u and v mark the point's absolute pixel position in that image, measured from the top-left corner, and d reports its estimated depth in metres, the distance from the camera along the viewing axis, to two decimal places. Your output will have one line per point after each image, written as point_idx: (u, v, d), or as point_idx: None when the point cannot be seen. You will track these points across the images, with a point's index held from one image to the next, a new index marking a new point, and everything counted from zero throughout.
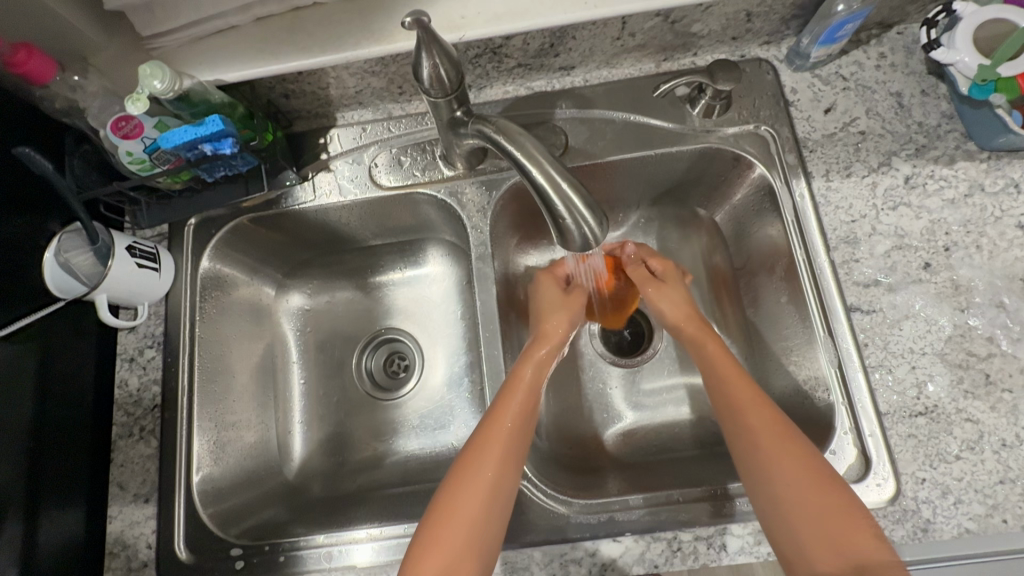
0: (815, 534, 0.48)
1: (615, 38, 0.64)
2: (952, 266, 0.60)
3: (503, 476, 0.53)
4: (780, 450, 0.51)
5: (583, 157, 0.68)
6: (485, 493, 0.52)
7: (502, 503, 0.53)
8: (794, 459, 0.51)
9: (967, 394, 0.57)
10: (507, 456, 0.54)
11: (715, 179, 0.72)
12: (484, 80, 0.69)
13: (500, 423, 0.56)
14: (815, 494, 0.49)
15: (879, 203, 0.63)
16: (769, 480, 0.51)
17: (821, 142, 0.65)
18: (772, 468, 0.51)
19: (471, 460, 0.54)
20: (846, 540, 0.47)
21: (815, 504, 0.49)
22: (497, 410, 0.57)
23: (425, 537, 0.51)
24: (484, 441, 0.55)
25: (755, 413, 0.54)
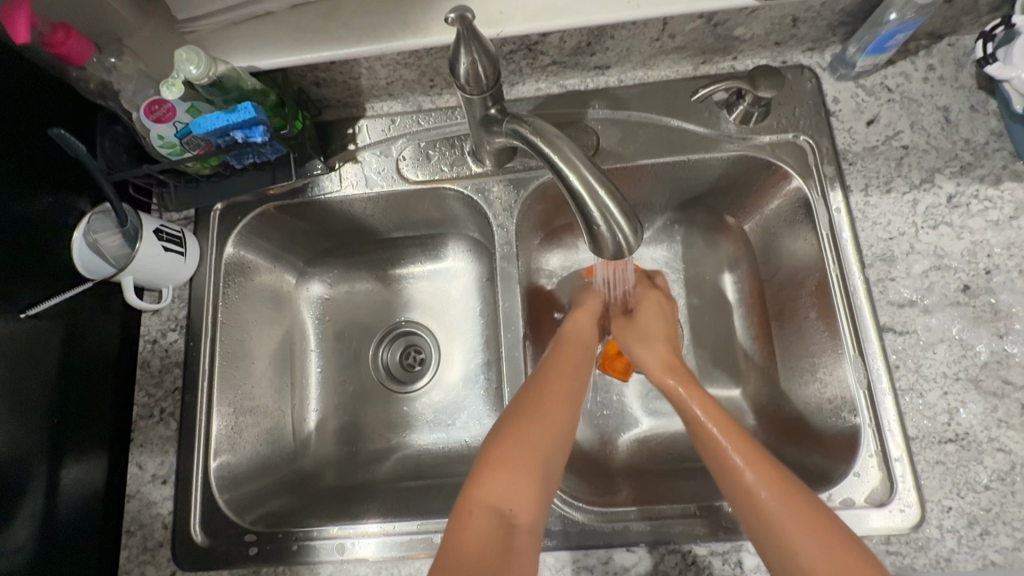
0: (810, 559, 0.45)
1: (654, 39, 0.63)
2: (993, 290, 0.58)
3: (562, 418, 0.55)
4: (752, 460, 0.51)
5: (614, 159, 0.67)
6: (550, 427, 0.53)
7: (561, 444, 0.54)
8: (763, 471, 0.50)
9: (1000, 423, 0.55)
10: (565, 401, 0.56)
11: (747, 187, 0.70)
12: (516, 76, 0.68)
13: (559, 372, 0.59)
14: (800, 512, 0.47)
15: (919, 221, 0.61)
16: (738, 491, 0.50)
17: (861, 155, 0.63)
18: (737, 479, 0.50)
19: (540, 394, 0.56)
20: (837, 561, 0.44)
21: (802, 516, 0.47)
22: (560, 360, 0.61)
23: (489, 464, 0.50)
24: (548, 386, 0.57)
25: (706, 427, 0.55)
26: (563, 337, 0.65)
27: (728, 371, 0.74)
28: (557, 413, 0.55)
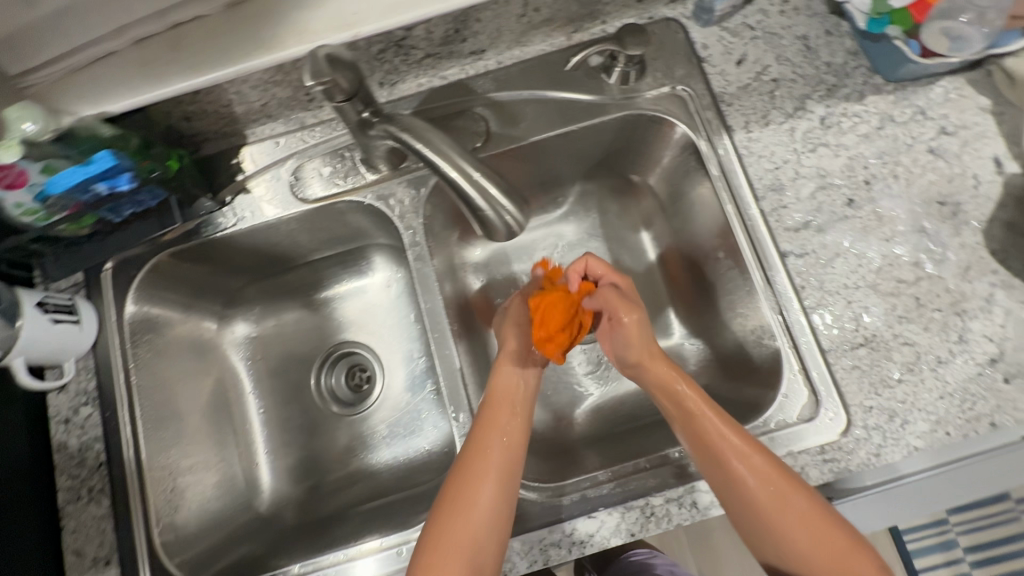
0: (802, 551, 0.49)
1: (519, 15, 0.63)
2: (874, 198, 0.62)
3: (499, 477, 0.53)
4: (788, 512, 0.50)
5: (508, 141, 0.67)
6: (472, 540, 0.50)
7: (499, 521, 0.51)
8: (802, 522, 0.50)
9: (901, 319, 0.59)
10: (501, 473, 0.53)
11: (643, 144, 0.72)
12: (394, 75, 0.67)
13: (488, 431, 0.57)
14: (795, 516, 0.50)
15: (799, 147, 0.64)
16: (767, 540, 0.51)
17: (737, 94, 0.66)
18: (775, 536, 0.50)
19: (450, 505, 0.52)
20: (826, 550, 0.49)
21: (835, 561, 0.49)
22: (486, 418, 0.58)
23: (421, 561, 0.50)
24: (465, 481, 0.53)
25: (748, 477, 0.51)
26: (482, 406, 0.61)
27: (659, 324, 0.77)
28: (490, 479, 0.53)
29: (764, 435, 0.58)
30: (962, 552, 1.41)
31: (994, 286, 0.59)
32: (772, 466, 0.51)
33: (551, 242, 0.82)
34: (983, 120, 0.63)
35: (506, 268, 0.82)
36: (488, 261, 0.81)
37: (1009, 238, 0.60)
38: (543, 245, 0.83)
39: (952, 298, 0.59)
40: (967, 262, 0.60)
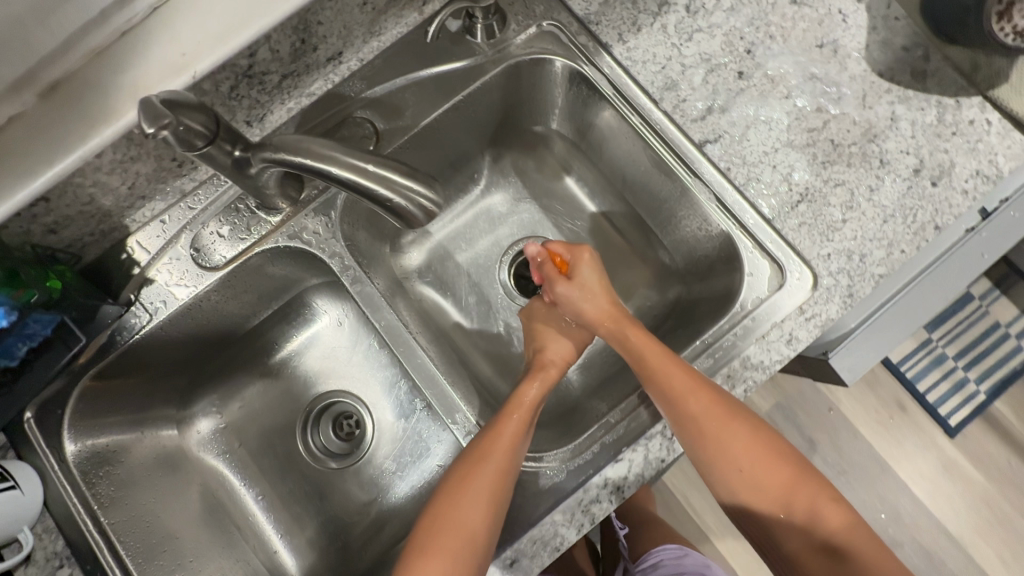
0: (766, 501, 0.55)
1: (361, 4, 0.59)
2: (760, 64, 0.63)
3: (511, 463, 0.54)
4: (735, 445, 0.55)
5: (400, 134, 0.64)
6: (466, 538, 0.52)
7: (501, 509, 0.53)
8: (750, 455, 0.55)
9: (825, 164, 0.60)
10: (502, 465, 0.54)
11: (533, 91, 0.70)
12: (258, 109, 0.62)
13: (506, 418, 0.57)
14: (763, 468, 0.55)
15: (677, 41, 0.64)
16: (719, 476, 0.56)
17: (601, 12, 0.65)
18: (726, 472, 0.56)
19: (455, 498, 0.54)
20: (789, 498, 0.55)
21: (785, 495, 0.55)
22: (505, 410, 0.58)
23: (418, 551, 0.53)
24: (470, 470, 0.54)
25: (708, 424, 0.54)
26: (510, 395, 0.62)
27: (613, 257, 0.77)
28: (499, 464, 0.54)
29: (747, 318, 0.58)
30: (953, 360, 1.51)
31: (893, 104, 0.61)
32: (726, 408, 0.55)
33: (483, 222, 0.81)
34: None
35: (450, 262, 0.80)
36: (428, 262, 0.79)
37: (889, 56, 0.62)
38: (477, 226, 0.81)
39: (862, 128, 0.61)
40: (863, 91, 0.62)
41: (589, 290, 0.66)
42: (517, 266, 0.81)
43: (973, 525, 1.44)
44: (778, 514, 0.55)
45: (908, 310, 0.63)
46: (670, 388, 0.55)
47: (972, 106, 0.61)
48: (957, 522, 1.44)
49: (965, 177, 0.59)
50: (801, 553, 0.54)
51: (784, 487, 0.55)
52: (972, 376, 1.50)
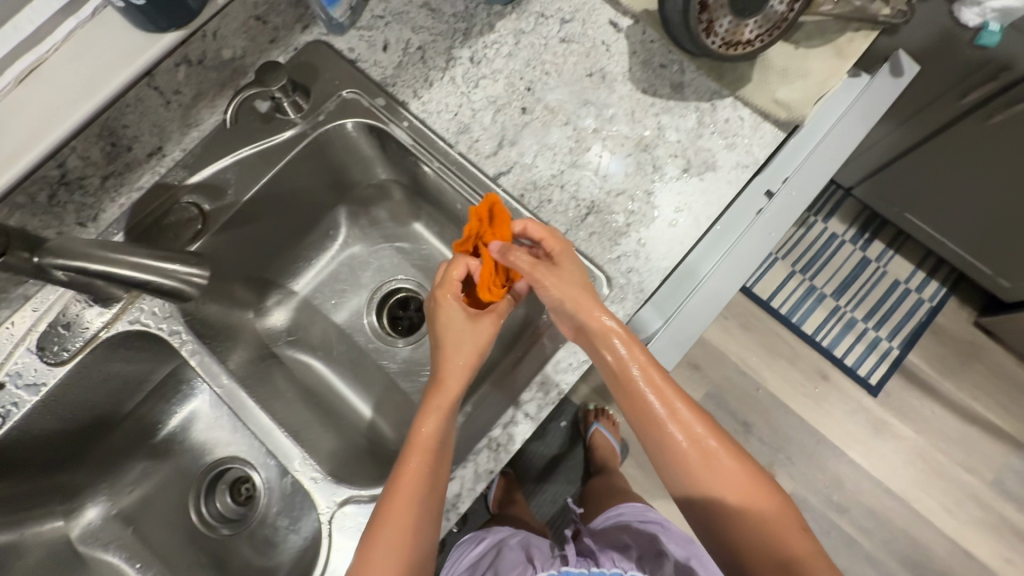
0: (720, 489, 0.53)
1: (165, 103, 0.65)
2: (540, 98, 0.70)
3: (433, 489, 0.55)
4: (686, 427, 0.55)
5: (226, 212, 0.69)
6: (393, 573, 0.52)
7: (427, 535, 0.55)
8: (709, 435, 0.55)
9: (606, 178, 0.67)
10: (428, 456, 0.56)
11: (354, 152, 0.77)
12: (88, 209, 0.67)
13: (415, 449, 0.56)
14: (717, 456, 0.54)
15: (465, 89, 0.71)
16: (671, 462, 0.55)
17: (396, 74, 0.72)
18: (680, 452, 0.55)
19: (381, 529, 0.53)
20: (743, 490, 0.53)
21: (741, 504, 0.53)
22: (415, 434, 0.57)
23: None
24: (398, 507, 0.53)
25: (660, 395, 0.55)
26: (433, 363, 0.62)
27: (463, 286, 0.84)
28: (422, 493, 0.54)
29: (550, 326, 0.63)
30: (864, 322, 1.57)
31: (659, 115, 0.69)
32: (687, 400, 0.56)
33: (345, 276, 0.87)
34: None
35: (318, 318, 0.85)
36: (295, 320, 0.84)
37: (650, 74, 0.70)
38: (342, 278, 0.87)
39: (635, 140, 0.68)
40: (631, 109, 0.69)
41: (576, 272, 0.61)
42: (390, 307, 0.87)
43: (912, 478, 1.48)
44: (730, 500, 0.53)
45: (705, 300, 0.70)
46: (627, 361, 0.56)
47: (726, 106, 0.69)
48: (896, 479, 1.48)
49: (727, 169, 0.67)
50: (748, 543, 0.52)
51: (744, 498, 0.53)
52: (884, 334, 1.56)
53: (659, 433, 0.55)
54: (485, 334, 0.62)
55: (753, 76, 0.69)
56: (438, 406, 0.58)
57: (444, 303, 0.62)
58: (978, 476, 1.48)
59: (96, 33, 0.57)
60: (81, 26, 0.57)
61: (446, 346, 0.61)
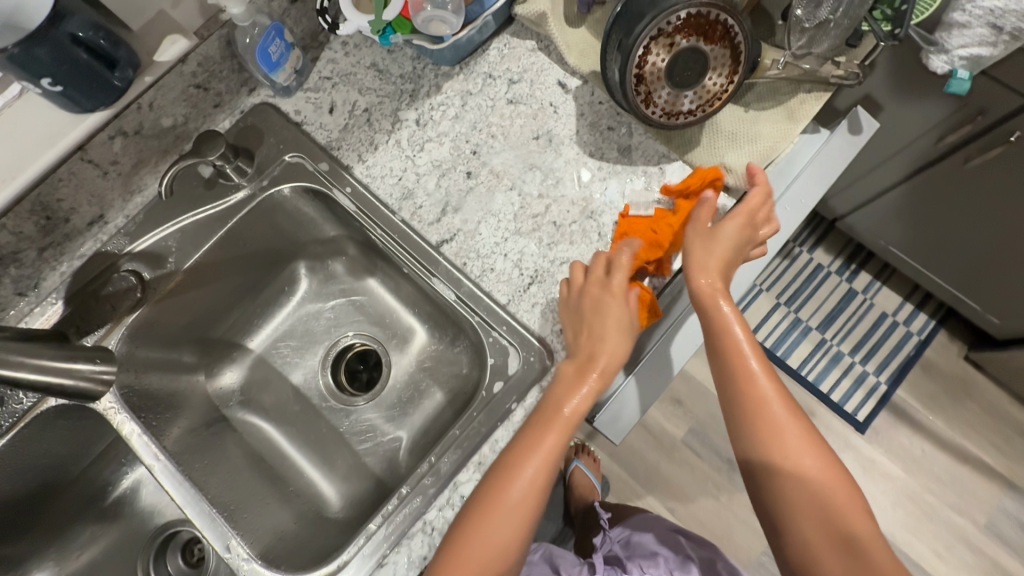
0: (819, 510, 0.53)
1: (102, 174, 0.65)
2: (485, 162, 0.69)
3: (529, 507, 0.53)
4: (792, 434, 0.55)
5: (166, 281, 0.69)
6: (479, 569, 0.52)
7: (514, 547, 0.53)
8: (806, 445, 0.55)
9: (551, 246, 0.66)
10: (545, 466, 0.54)
11: (302, 214, 0.76)
12: (27, 279, 0.66)
13: (539, 446, 0.54)
14: (828, 466, 0.54)
15: (410, 153, 0.70)
16: (770, 472, 0.55)
17: (341, 137, 0.71)
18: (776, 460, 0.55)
19: (475, 523, 0.53)
20: (843, 515, 0.53)
21: (822, 511, 0.53)
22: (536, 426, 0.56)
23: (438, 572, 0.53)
24: (488, 509, 0.53)
25: (764, 421, 0.55)
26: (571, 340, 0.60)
27: (419, 341, 0.83)
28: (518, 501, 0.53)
29: (489, 402, 0.62)
30: (850, 356, 1.54)
31: (606, 179, 0.67)
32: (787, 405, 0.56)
33: (300, 332, 0.85)
34: (537, 58, 0.72)
35: (272, 376, 0.83)
36: (248, 379, 0.83)
37: (597, 137, 0.69)
38: (299, 334, 0.85)
39: (580, 206, 0.67)
40: (577, 173, 0.68)
41: (717, 243, 0.60)
42: (347, 362, 0.86)
43: (901, 519, 1.44)
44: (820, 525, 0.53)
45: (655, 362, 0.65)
46: (738, 364, 0.57)
47: (674, 170, 0.67)
48: (885, 519, 1.44)
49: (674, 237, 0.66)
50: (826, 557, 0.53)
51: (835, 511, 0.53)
52: (872, 369, 1.52)
53: (786, 450, 0.54)
54: (624, 303, 0.58)
55: (701, 140, 0.67)
56: (585, 391, 0.56)
57: (579, 274, 0.61)
58: (969, 518, 1.43)
59: (25, 111, 0.56)
60: (9, 104, 0.56)
61: (591, 315, 0.58)
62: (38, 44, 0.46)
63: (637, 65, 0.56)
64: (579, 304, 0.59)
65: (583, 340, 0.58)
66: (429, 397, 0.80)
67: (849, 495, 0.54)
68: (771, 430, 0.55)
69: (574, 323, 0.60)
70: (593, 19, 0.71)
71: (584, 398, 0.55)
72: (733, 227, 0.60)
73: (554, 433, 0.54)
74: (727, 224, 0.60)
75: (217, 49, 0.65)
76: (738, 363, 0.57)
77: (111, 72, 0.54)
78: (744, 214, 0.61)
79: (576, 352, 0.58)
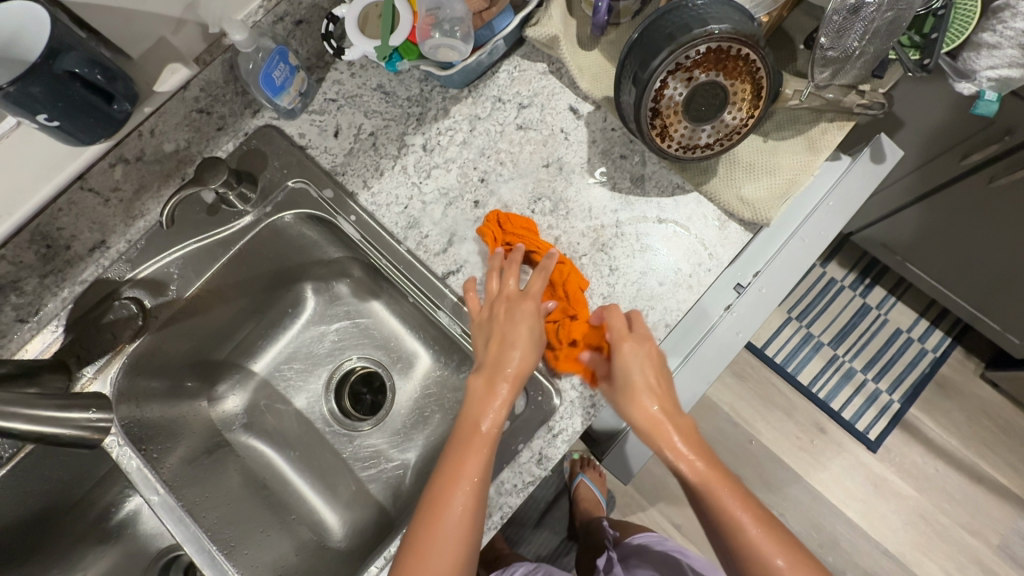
0: (773, 554, 0.49)
1: (103, 201, 0.63)
2: (493, 190, 0.67)
3: (468, 523, 0.52)
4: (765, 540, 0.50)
5: (168, 309, 0.68)
6: None
7: (463, 562, 0.51)
8: (787, 551, 0.49)
9: None
10: (471, 481, 0.53)
11: (305, 238, 0.74)
12: (28, 305, 0.65)
13: (467, 454, 0.54)
14: (764, 519, 0.51)
15: (416, 179, 0.68)
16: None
17: (346, 162, 0.70)
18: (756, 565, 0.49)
19: (415, 545, 0.51)
20: (787, 562, 0.49)
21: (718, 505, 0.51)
22: (462, 440, 0.55)
23: None
24: (428, 525, 0.52)
25: (724, 511, 0.51)
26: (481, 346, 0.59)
27: (423, 366, 0.81)
28: (458, 515, 0.52)
29: None
30: (863, 373, 1.50)
31: (618, 210, 0.65)
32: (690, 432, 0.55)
33: (304, 353, 0.84)
34: (548, 81, 0.70)
35: (276, 400, 0.82)
36: (251, 403, 0.81)
37: (609, 165, 0.67)
38: (304, 356, 0.84)
39: (591, 238, 0.65)
40: (588, 203, 0.66)
41: (637, 363, 0.56)
42: (351, 385, 0.84)
43: (911, 540, 1.41)
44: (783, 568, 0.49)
45: None
46: (690, 462, 0.53)
47: (689, 202, 0.65)
48: (894, 539, 1.42)
49: (688, 273, 0.64)
50: None
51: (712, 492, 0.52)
52: (885, 387, 1.49)
53: (762, 564, 0.49)
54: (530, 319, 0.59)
55: (718, 170, 0.64)
56: (500, 399, 0.56)
57: (472, 305, 0.62)
58: (981, 539, 1.41)
59: None
60: None
61: (502, 326, 0.59)
62: (34, 80, 0.45)
63: (654, 98, 0.54)
64: (485, 319, 0.60)
65: (493, 349, 0.58)
66: (434, 424, 0.79)
67: (801, 554, 0.50)
68: (723, 524, 0.51)
69: (480, 340, 0.60)
70: (607, 41, 0.69)
71: (495, 412, 0.55)
72: (642, 349, 0.57)
73: (487, 423, 0.55)
74: (630, 345, 0.57)
75: (220, 72, 0.63)
76: (688, 461, 0.53)
77: (109, 105, 0.52)
78: (627, 337, 0.57)
79: (484, 363, 0.58)
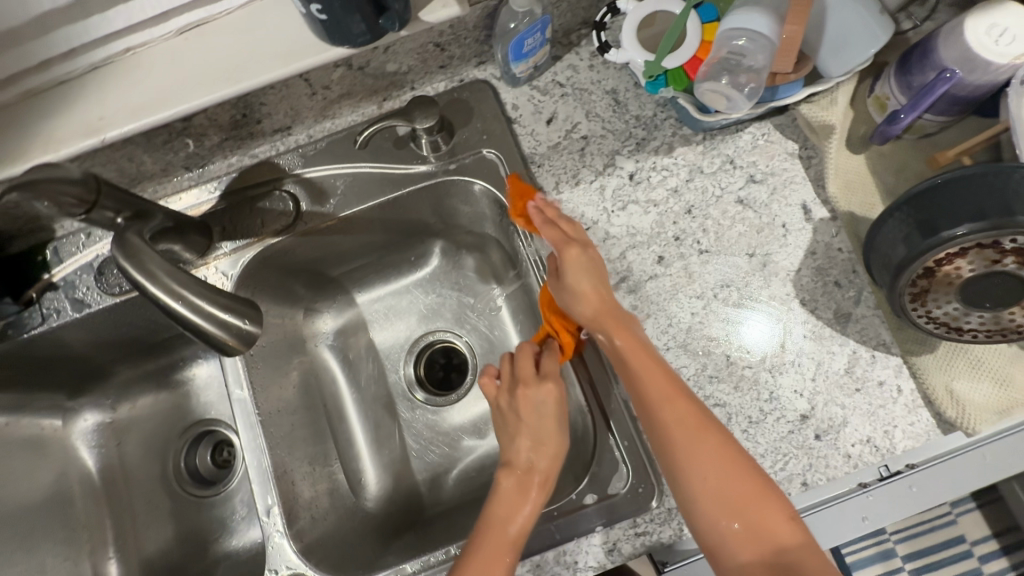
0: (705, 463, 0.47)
1: (310, 94, 0.61)
2: (684, 255, 0.61)
3: None
4: (701, 451, 0.48)
5: (318, 220, 0.65)
6: None
7: None
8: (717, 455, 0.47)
9: (711, 379, 0.58)
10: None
11: (468, 209, 0.71)
12: (198, 159, 0.65)
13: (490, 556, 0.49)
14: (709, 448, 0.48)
15: (609, 206, 0.63)
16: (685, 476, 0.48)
17: (547, 155, 0.65)
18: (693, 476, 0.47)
19: None
20: (723, 476, 0.47)
21: (715, 492, 0.46)
22: (484, 534, 0.51)
23: None
24: None
25: (672, 437, 0.49)
26: (503, 436, 0.57)
27: None
28: None
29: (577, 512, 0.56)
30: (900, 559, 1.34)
31: (804, 337, 0.58)
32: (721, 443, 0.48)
33: (406, 304, 0.82)
34: (792, 165, 0.62)
35: (362, 336, 0.81)
36: (342, 329, 0.80)
37: (817, 286, 0.59)
38: (405, 308, 0.82)
39: (766, 356, 0.58)
40: (777, 316, 0.59)
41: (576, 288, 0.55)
42: (432, 354, 0.82)
43: None
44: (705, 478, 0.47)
45: None
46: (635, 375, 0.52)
47: (887, 366, 0.57)
48: None
49: (851, 441, 0.56)
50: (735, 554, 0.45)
51: (726, 494, 0.46)
52: None
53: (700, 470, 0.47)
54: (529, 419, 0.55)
55: (938, 348, 0.56)
56: (530, 502, 0.52)
57: (489, 390, 0.59)
58: None
59: (275, 10, 0.54)
60: None
61: (521, 417, 0.56)
62: None
63: (940, 260, 0.46)
64: (505, 404, 0.57)
65: (524, 445, 0.55)
66: None
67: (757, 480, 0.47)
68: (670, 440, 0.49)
69: (505, 432, 0.57)
70: (878, 151, 0.60)
71: (530, 510, 0.52)
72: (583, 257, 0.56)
73: (522, 520, 0.51)
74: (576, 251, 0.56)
75: (476, 17, 0.59)
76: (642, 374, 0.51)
77: (376, 17, 0.48)
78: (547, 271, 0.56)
79: (514, 459, 0.55)
